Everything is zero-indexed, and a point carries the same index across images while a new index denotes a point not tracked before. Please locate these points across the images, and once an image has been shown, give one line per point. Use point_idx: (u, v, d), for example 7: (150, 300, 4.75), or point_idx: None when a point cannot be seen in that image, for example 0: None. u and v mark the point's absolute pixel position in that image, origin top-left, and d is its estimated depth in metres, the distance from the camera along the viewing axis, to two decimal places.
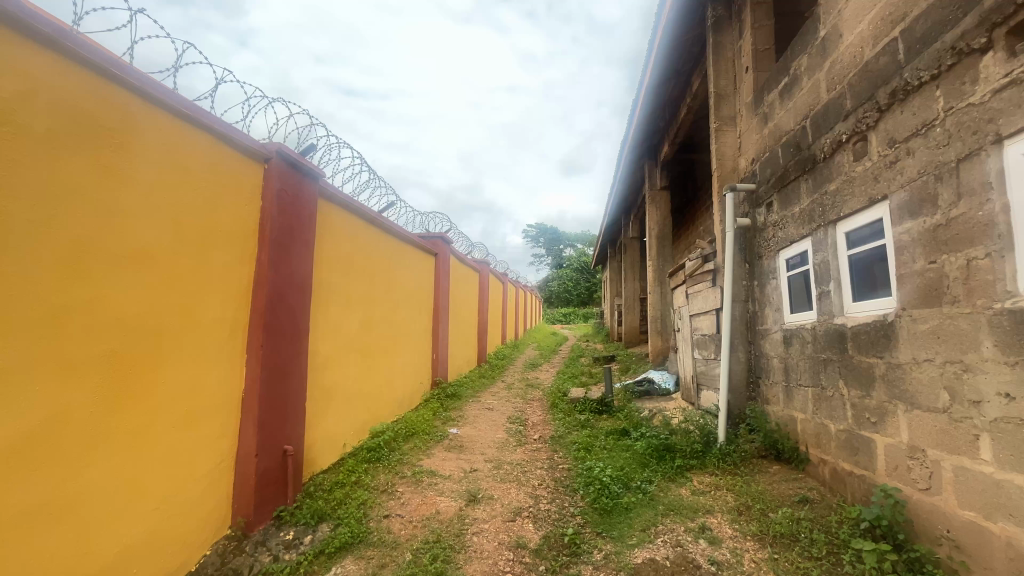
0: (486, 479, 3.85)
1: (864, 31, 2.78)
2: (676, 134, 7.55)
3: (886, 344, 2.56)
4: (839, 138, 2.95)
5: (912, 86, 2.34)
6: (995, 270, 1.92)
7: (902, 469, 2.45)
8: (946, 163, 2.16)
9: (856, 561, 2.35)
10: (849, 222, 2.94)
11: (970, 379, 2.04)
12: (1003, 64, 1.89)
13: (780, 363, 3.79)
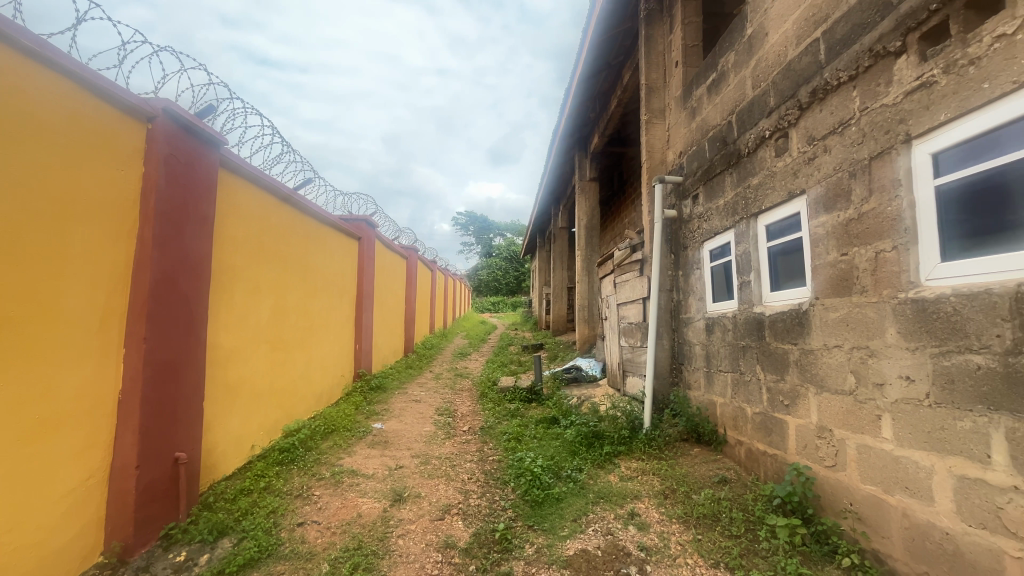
0: (412, 476, 3.65)
1: (788, 31, 2.89)
2: (606, 126, 7.68)
3: (799, 332, 2.71)
4: (763, 133, 3.07)
5: (832, 85, 2.46)
6: (900, 262, 2.05)
7: (811, 448, 2.61)
8: (859, 160, 2.29)
9: (771, 536, 2.47)
10: (770, 215, 3.08)
11: (875, 363, 2.17)
12: (915, 67, 2.01)
13: (702, 350, 3.95)
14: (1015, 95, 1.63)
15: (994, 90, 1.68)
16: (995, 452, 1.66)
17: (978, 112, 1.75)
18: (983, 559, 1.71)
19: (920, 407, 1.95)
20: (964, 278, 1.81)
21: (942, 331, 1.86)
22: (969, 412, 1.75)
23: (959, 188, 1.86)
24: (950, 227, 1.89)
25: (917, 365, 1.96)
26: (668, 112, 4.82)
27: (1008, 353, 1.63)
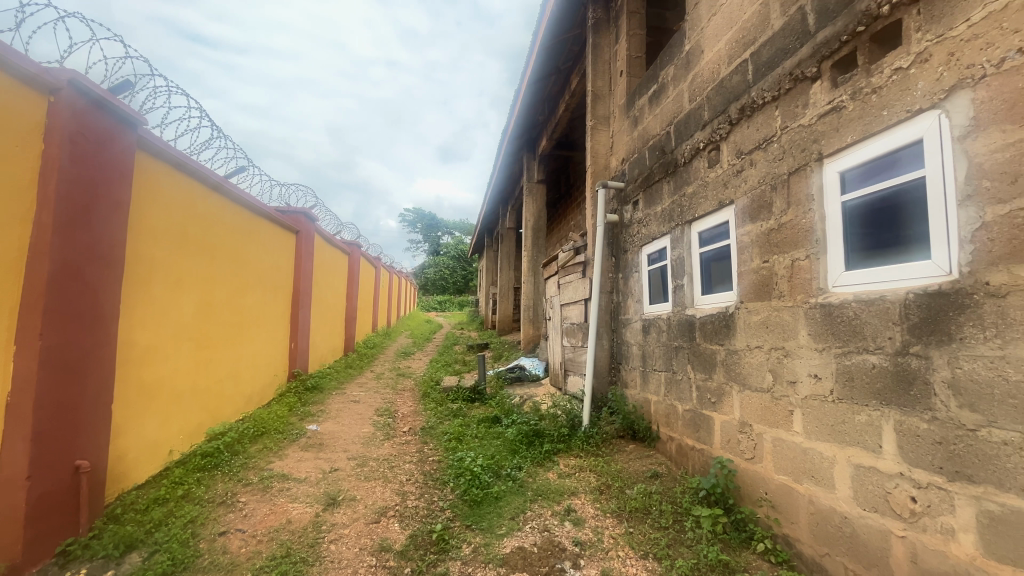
0: (348, 479, 3.53)
1: (721, 50, 3.07)
2: (554, 130, 7.80)
3: (725, 333, 2.88)
4: (697, 145, 3.24)
5: (757, 104, 2.64)
6: (812, 270, 2.24)
7: (733, 443, 2.78)
8: (780, 175, 2.47)
9: (696, 526, 2.61)
10: (702, 223, 3.26)
11: (789, 362, 2.35)
12: (828, 91, 2.20)
13: (638, 350, 4.10)
14: (907, 123, 1.82)
15: (890, 117, 1.87)
16: (886, 443, 1.84)
17: (878, 135, 1.94)
18: (874, 539, 1.89)
19: (826, 402, 2.13)
20: (863, 286, 2.00)
21: (845, 333, 2.04)
22: (865, 407, 1.93)
23: (861, 204, 2.05)
24: (854, 239, 2.09)
25: (824, 365, 2.13)
26: (612, 120, 4.97)
27: (897, 353, 1.80)
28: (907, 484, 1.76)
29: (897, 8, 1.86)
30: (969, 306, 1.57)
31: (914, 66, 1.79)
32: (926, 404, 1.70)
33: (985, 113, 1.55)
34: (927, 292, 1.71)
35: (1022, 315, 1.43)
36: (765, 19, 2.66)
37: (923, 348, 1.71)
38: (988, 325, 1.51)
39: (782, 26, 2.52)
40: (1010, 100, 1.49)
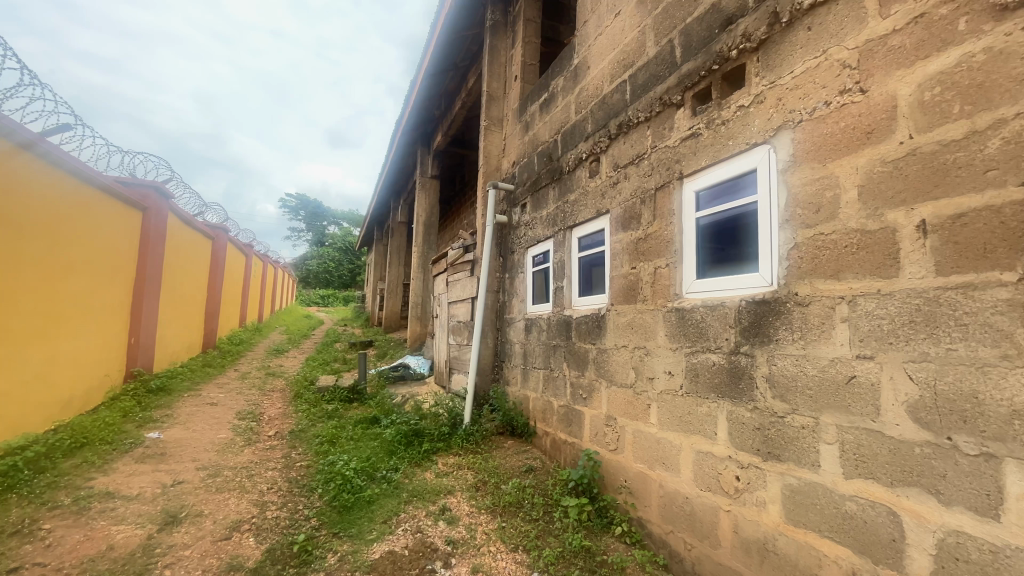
0: (195, 493, 3.11)
1: (604, 68, 3.29)
2: (449, 126, 7.73)
3: (597, 333, 3.09)
4: (580, 155, 3.44)
5: (632, 123, 2.88)
6: (671, 277, 2.49)
7: (600, 435, 2.99)
8: (649, 190, 2.72)
9: (563, 515, 2.76)
10: (582, 229, 3.46)
11: (649, 360, 2.59)
12: (689, 119, 2.46)
13: (520, 348, 4.22)
14: (746, 154, 2.11)
15: (734, 148, 2.15)
16: (720, 430, 2.11)
17: (724, 163, 2.22)
18: (707, 515, 2.15)
19: (676, 396, 2.38)
20: (709, 293, 2.27)
21: (693, 334, 2.30)
22: (706, 399, 2.19)
23: (710, 222, 2.33)
24: (703, 252, 2.37)
25: (677, 362, 2.38)
26: (505, 122, 5.06)
27: (731, 352, 2.08)
28: (733, 465, 2.03)
29: (743, 53, 2.15)
30: (783, 313, 1.86)
31: (753, 105, 2.08)
32: (749, 396, 1.98)
33: (800, 151, 1.85)
34: (754, 300, 1.99)
35: (818, 321, 1.73)
36: (641, 45, 2.91)
37: (750, 348, 1.99)
38: (795, 328, 1.81)
39: (655, 54, 2.78)
40: (817, 142, 1.79)
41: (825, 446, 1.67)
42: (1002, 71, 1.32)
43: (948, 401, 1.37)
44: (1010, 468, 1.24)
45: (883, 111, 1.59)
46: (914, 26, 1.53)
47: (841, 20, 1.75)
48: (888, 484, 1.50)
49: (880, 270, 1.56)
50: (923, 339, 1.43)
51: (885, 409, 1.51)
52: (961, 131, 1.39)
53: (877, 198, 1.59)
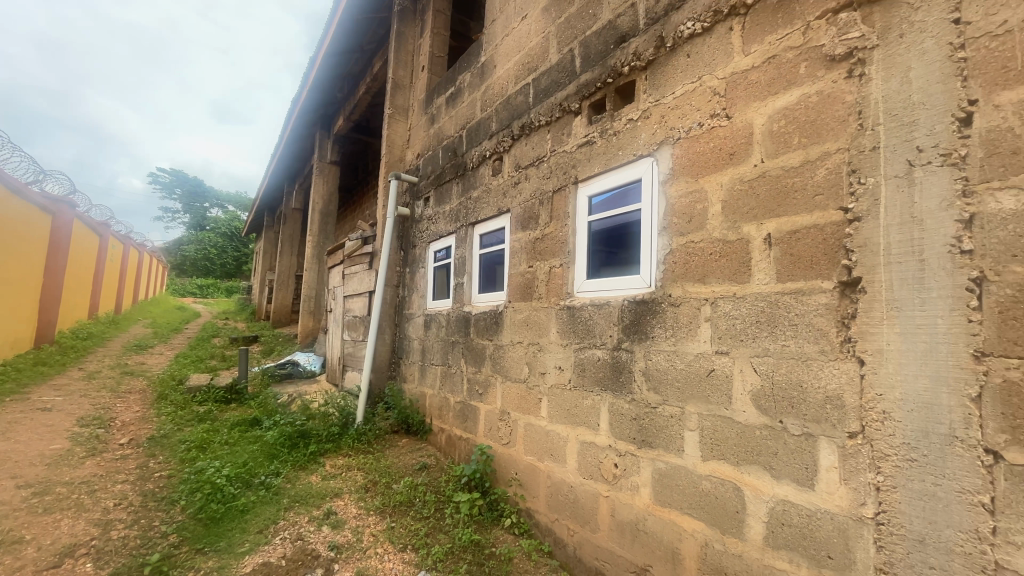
0: (14, 516, 2.60)
1: (509, 70, 3.34)
2: (352, 111, 7.34)
3: (494, 329, 3.13)
4: (484, 153, 3.47)
5: (534, 125, 2.97)
6: (564, 276, 2.61)
7: (494, 430, 3.04)
8: (547, 192, 2.82)
9: (455, 511, 2.76)
10: (483, 226, 3.49)
11: (541, 356, 2.69)
12: (585, 126, 2.60)
13: (418, 344, 4.14)
14: (633, 164, 2.27)
15: (623, 157, 2.31)
16: (602, 421, 2.25)
17: (615, 170, 2.38)
18: (588, 501, 2.29)
19: (565, 389, 2.50)
20: (596, 293, 2.41)
21: (581, 331, 2.43)
22: (590, 392, 2.33)
23: (601, 225, 2.48)
24: (593, 254, 2.51)
25: (566, 357, 2.50)
26: (410, 113, 4.93)
27: (614, 348, 2.23)
28: (612, 453, 2.18)
29: (634, 71, 2.32)
30: (658, 312, 2.04)
31: (640, 120, 2.25)
32: (628, 389, 2.14)
33: (677, 166, 2.05)
34: (635, 300, 2.15)
35: (686, 320, 1.92)
36: (544, 51, 3.00)
37: (630, 344, 2.15)
38: (668, 326, 1.99)
39: (557, 62, 2.88)
40: (691, 159, 1.99)
41: (688, 432, 1.86)
42: (829, 112, 1.56)
43: (781, 389, 1.59)
44: (823, 444, 1.47)
45: (741, 137, 1.81)
46: (768, 65, 1.76)
47: (713, 51, 1.96)
48: (734, 463, 1.71)
49: (736, 276, 1.77)
50: (766, 336, 1.65)
51: (735, 398, 1.72)
52: (799, 159, 1.62)
53: (735, 212, 1.80)
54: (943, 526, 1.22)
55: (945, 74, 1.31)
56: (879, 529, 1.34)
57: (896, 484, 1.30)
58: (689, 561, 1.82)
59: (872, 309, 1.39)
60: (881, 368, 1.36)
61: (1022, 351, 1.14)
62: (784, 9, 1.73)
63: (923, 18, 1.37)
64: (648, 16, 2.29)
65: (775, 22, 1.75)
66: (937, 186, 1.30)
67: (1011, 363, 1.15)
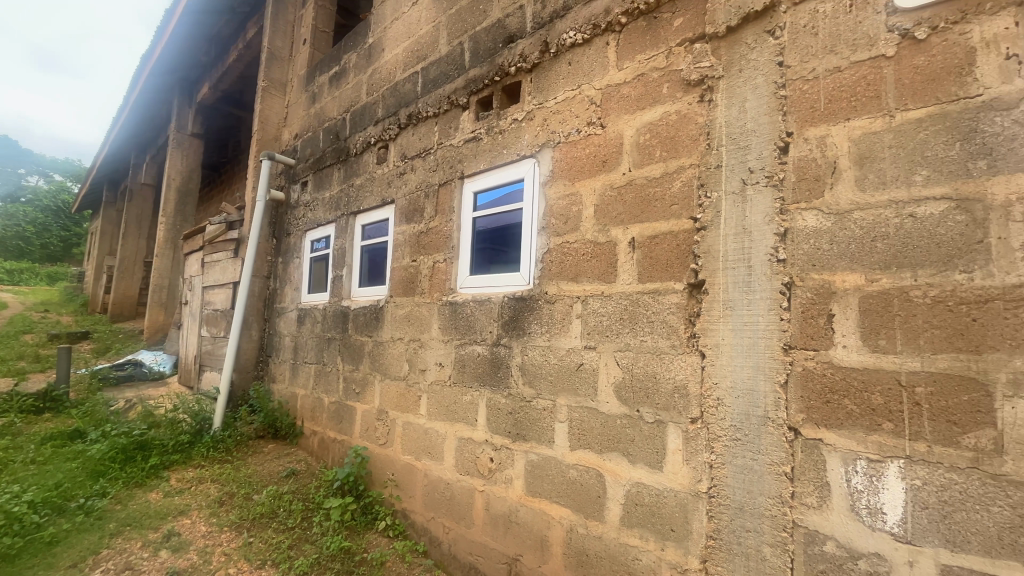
0: None
1: (398, 55, 3.21)
2: (219, 79, 6.51)
3: (374, 325, 2.99)
4: (369, 139, 3.29)
5: (422, 116, 2.89)
6: (447, 271, 2.58)
7: (370, 430, 2.90)
8: (432, 185, 2.76)
9: (324, 519, 2.59)
10: (366, 216, 3.31)
11: (421, 352, 2.63)
12: (472, 122, 2.59)
13: (290, 341, 3.81)
14: (516, 164, 2.33)
15: (507, 156, 2.35)
16: (480, 417, 2.27)
17: (499, 168, 2.41)
18: (464, 496, 2.29)
19: (444, 386, 2.47)
20: (478, 289, 2.42)
21: (463, 327, 2.42)
22: (469, 388, 2.34)
23: (484, 222, 2.49)
24: (476, 250, 2.51)
25: (446, 353, 2.48)
26: (289, 88, 4.51)
27: (493, 344, 2.25)
28: (488, 448, 2.21)
29: (520, 72, 2.36)
30: (535, 309, 2.10)
31: (524, 121, 2.30)
32: (505, 384, 2.18)
33: (556, 169, 2.13)
34: (514, 297, 2.20)
35: (560, 316, 2.01)
36: (434, 41, 2.93)
37: (508, 340, 2.19)
38: (543, 323, 2.06)
39: (446, 53, 2.83)
40: (569, 163, 2.08)
41: (559, 423, 1.95)
42: (684, 131, 1.74)
43: (638, 380, 1.73)
44: (670, 429, 1.64)
45: (613, 147, 1.94)
46: (637, 81, 1.90)
47: (591, 62, 2.07)
48: (597, 451, 1.82)
49: (604, 276, 1.89)
50: (628, 332, 1.79)
51: (600, 389, 1.83)
52: (659, 171, 1.78)
53: (606, 216, 1.92)
54: (757, 494, 1.43)
55: (771, 108, 1.53)
56: (710, 501, 1.52)
57: (725, 461, 1.49)
58: (556, 546, 1.91)
59: (711, 308, 1.58)
60: (717, 360, 1.55)
61: (816, 344, 1.37)
62: (652, 32, 1.88)
63: (757, 57, 1.58)
64: (535, 20, 2.35)
65: (644, 43, 1.90)
66: (762, 204, 1.51)
67: (809, 354, 1.38)
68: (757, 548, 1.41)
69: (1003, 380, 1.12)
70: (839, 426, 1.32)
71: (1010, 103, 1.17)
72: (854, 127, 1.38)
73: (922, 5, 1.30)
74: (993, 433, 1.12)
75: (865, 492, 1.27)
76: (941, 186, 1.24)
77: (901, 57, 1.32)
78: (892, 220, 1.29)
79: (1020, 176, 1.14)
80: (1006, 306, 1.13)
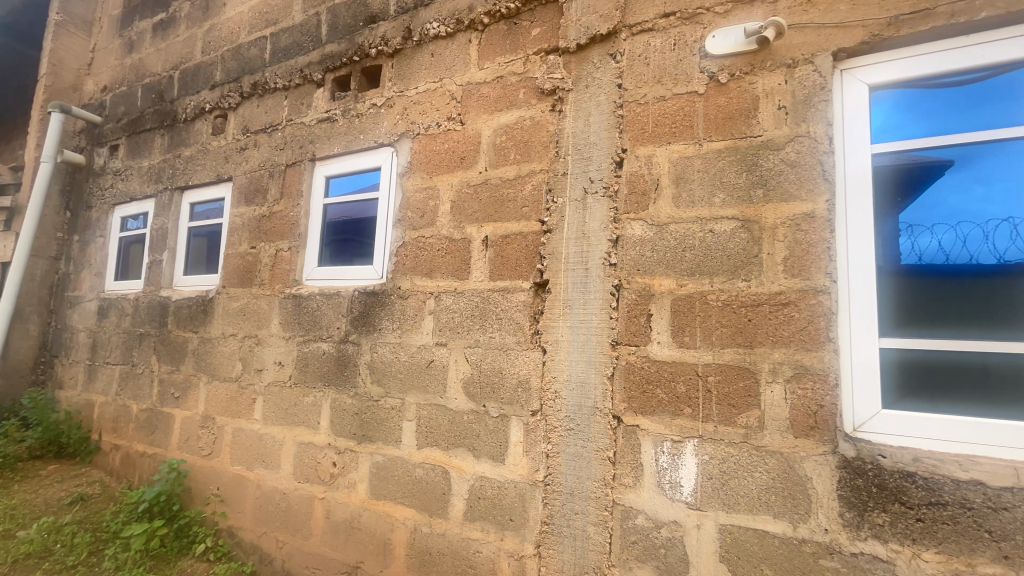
0: None
1: (243, 14, 2.83)
2: None
3: (201, 320, 2.59)
4: (202, 105, 2.85)
5: (269, 86, 2.59)
6: (291, 261, 2.34)
7: (191, 440, 2.51)
8: (279, 164, 2.48)
9: (120, 551, 2.20)
10: (195, 193, 2.86)
11: (259, 350, 2.35)
12: (327, 101, 2.40)
13: (86, 338, 3.12)
14: (374, 151, 2.21)
15: (364, 142, 2.22)
16: (322, 419, 2.11)
17: (355, 155, 2.27)
18: (302, 506, 2.10)
19: (284, 387, 2.24)
20: (327, 282, 2.25)
21: (307, 322, 2.22)
22: (312, 389, 2.15)
23: (337, 211, 2.32)
24: (328, 241, 2.33)
25: (287, 352, 2.25)
26: (96, 30, 3.69)
27: (341, 341, 2.11)
28: (331, 451, 2.06)
29: (381, 55, 2.25)
30: (387, 304, 2.02)
31: (384, 107, 2.20)
32: (353, 383, 2.05)
33: (414, 161, 2.07)
34: (365, 291, 2.08)
35: (412, 312, 1.96)
36: (287, 6, 2.64)
37: (357, 337, 2.07)
38: (395, 319, 1.99)
39: (300, 22, 2.57)
40: (427, 156, 2.04)
41: (406, 422, 1.90)
42: (537, 137, 1.81)
43: (486, 376, 1.77)
44: (513, 422, 1.70)
45: (471, 144, 1.95)
46: (496, 83, 1.94)
47: (453, 57, 2.06)
48: (444, 448, 1.81)
49: (458, 272, 1.89)
50: (477, 329, 1.81)
51: (449, 386, 1.83)
52: (513, 173, 1.83)
53: (462, 213, 1.92)
54: (585, 479, 1.55)
55: (610, 125, 1.67)
56: (545, 488, 1.61)
57: (559, 450, 1.60)
58: (399, 548, 1.85)
59: (553, 307, 1.67)
60: (556, 355, 1.65)
61: (637, 340, 1.54)
62: (511, 37, 1.93)
63: (600, 76, 1.72)
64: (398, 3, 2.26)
65: (504, 46, 1.94)
66: (599, 212, 1.64)
67: (632, 349, 1.55)
68: (583, 528, 1.54)
69: (766, 369, 1.38)
70: (652, 413, 1.49)
71: (780, 144, 1.44)
72: (673, 151, 1.57)
73: (726, 54, 1.53)
74: (758, 413, 1.37)
75: (668, 469, 1.46)
76: (732, 208, 1.48)
77: (709, 95, 1.55)
78: (698, 234, 1.51)
79: (784, 204, 1.41)
80: (770, 309, 1.39)
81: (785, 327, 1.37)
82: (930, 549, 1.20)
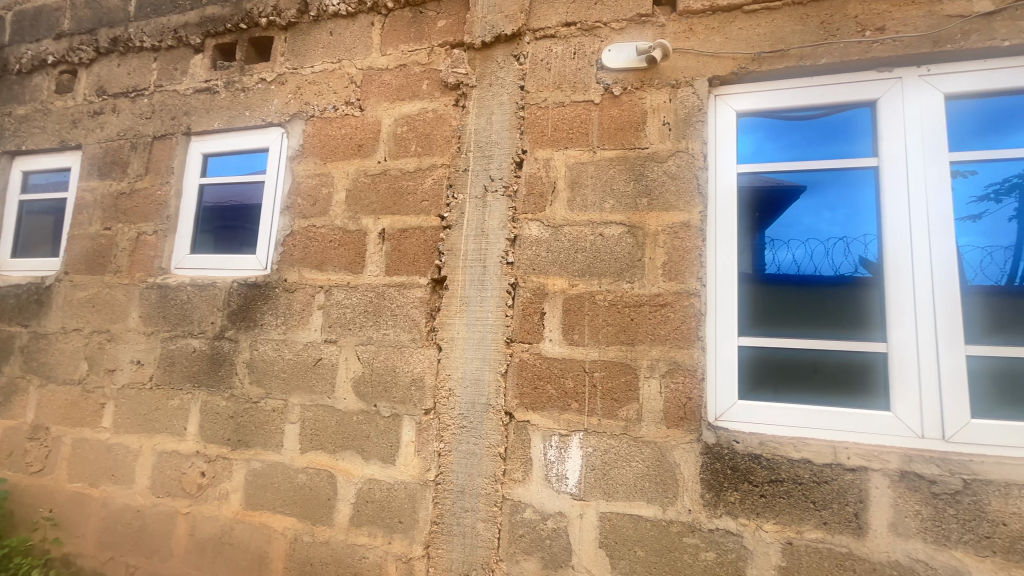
0: None
1: None
2: None
3: (33, 311, 2.18)
4: (44, 57, 2.40)
5: (133, 44, 2.26)
6: (156, 246, 2.05)
7: (16, 455, 2.10)
8: (143, 135, 2.17)
9: None
10: (31, 160, 2.40)
11: (111, 348, 2.04)
12: (206, 70, 2.14)
13: None
14: (261, 130, 2.02)
15: (249, 119, 2.02)
16: (190, 424, 1.88)
17: (239, 132, 2.06)
18: (160, 524, 1.86)
19: (142, 390, 1.97)
20: (201, 271, 2.01)
21: (174, 316, 1.97)
22: (178, 391, 1.91)
23: (215, 192, 2.09)
24: (204, 225, 2.08)
25: (148, 350, 1.98)
26: None
27: (214, 337, 1.90)
28: (199, 460, 1.85)
29: (272, 26, 2.07)
30: (271, 297, 1.86)
31: (274, 83, 2.02)
32: (228, 384, 1.86)
33: (307, 144, 1.93)
34: (246, 283, 1.89)
35: (299, 307, 1.82)
36: None
37: (234, 333, 1.87)
38: (280, 315, 1.83)
39: None
40: (321, 141, 1.91)
41: (289, 425, 1.76)
42: (439, 131, 1.78)
43: (378, 374, 1.69)
44: (405, 422, 1.65)
45: (370, 132, 1.86)
46: (398, 71, 1.87)
47: (353, 39, 1.95)
48: (330, 451, 1.71)
49: (351, 266, 1.79)
50: (371, 326, 1.73)
51: (338, 386, 1.73)
52: (413, 165, 1.78)
53: (358, 204, 1.83)
54: (476, 476, 1.56)
55: (511, 125, 1.69)
56: (436, 488, 1.59)
57: (451, 448, 1.58)
58: (276, 562, 1.71)
59: (450, 304, 1.65)
60: (451, 352, 1.63)
61: (531, 338, 1.57)
62: (416, 25, 1.88)
63: (504, 76, 1.73)
64: None
65: (408, 34, 1.88)
66: (498, 210, 1.66)
67: (525, 346, 1.58)
68: (472, 525, 1.54)
69: (645, 364, 1.48)
70: (542, 408, 1.54)
71: (663, 157, 1.56)
72: (569, 155, 1.63)
73: (620, 68, 1.63)
74: (637, 406, 1.47)
75: (555, 462, 1.51)
76: (620, 214, 1.57)
77: (603, 106, 1.63)
78: (589, 237, 1.58)
79: (665, 213, 1.53)
80: (650, 309, 1.50)
81: (663, 326, 1.49)
82: (770, 520, 1.37)
